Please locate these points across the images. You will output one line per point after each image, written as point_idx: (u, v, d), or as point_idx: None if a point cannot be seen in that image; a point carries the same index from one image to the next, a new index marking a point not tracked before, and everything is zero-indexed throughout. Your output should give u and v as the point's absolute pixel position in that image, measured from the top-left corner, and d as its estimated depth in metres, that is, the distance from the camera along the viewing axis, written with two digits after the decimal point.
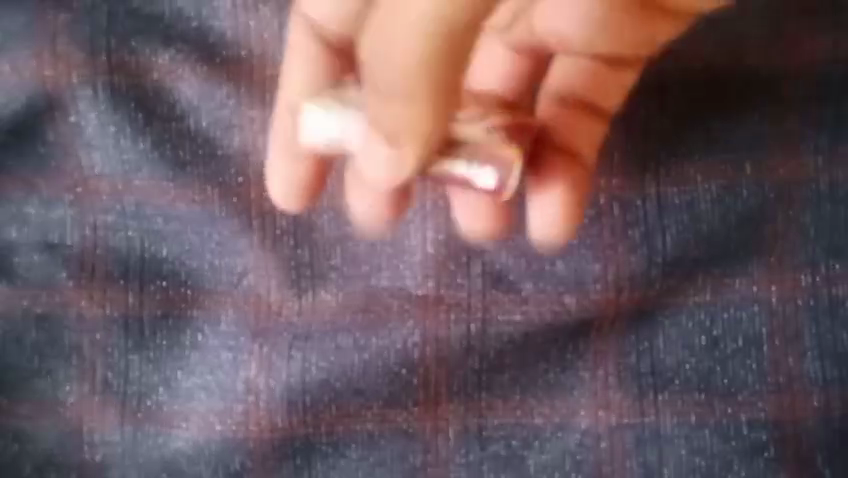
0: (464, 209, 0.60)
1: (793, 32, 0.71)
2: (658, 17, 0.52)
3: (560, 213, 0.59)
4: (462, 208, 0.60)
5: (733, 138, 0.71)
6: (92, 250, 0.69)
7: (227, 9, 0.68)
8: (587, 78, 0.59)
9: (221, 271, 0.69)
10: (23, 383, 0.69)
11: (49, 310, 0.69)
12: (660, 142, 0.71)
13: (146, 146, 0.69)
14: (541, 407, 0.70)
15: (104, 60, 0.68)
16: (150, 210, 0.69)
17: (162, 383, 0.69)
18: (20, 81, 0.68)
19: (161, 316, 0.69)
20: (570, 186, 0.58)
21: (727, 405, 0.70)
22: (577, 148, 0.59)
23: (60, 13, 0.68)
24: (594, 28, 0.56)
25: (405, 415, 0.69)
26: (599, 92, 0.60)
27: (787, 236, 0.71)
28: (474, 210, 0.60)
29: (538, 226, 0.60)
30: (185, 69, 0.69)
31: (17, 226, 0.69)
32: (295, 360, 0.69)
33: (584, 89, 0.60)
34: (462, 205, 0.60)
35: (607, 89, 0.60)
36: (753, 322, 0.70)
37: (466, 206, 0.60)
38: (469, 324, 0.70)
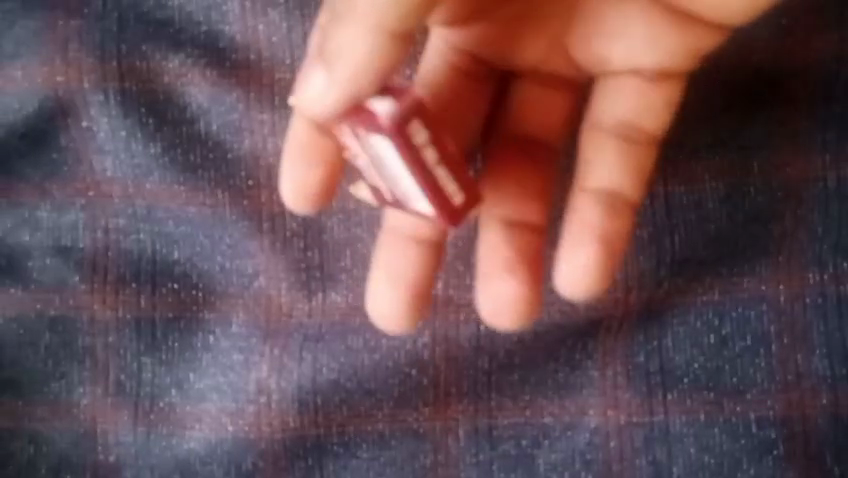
0: (487, 294, 0.60)
1: (801, 32, 0.70)
2: (692, 22, 0.57)
3: (597, 259, 0.58)
4: (489, 298, 0.60)
5: (742, 137, 0.71)
6: (104, 253, 0.70)
7: (236, 14, 0.69)
8: (630, 99, 0.59)
9: (232, 273, 0.70)
10: (37, 385, 0.70)
11: (62, 313, 0.70)
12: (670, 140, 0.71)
13: (158, 150, 0.69)
14: (550, 406, 0.70)
15: (114, 66, 0.69)
16: (161, 214, 0.70)
17: (174, 384, 0.70)
18: (31, 87, 0.69)
19: (173, 319, 0.70)
20: (606, 229, 0.58)
21: (736, 403, 0.70)
22: (627, 177, 0.59)
23: (71, 20, 0.69)
24: (628, 48, 0.58)
25: (416, 415, 0.70)
26: (644, 115, 0.59)
27: (795, 234, 0.71)
28: (498, 295, 0.60)
29: (567, 283, 0.59)
30: (195, 74, 0.69)
31: (29, 230, 0.69)
32: (306, 361, 0.70)
33: (628, 112, 0.59)
34: (486, 287, 0.60)
35: (655, 110, 0.59)
36: (761, 321, 0.71)
37: (492, 294, 0.60)
38: (478, 324, 0.70)
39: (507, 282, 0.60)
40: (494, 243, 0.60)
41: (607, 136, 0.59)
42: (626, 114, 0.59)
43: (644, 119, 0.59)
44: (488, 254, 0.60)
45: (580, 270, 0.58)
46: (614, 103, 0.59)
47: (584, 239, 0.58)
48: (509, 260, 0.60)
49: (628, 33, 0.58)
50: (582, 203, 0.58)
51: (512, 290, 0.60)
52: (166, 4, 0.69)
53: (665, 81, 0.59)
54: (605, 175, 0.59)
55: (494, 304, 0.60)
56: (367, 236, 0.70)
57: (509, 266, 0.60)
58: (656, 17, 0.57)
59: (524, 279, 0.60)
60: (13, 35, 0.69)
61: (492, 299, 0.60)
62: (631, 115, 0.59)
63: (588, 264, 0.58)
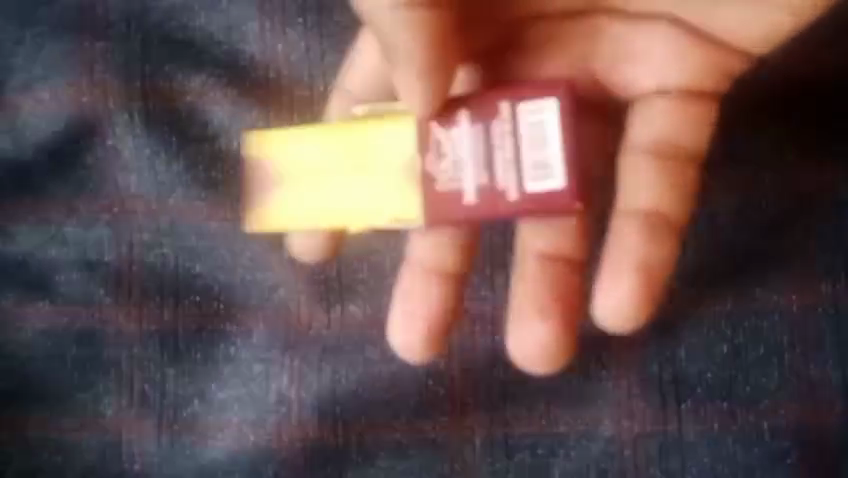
0: (521, 335, 0.64)
1: (810, 49, 0.72)
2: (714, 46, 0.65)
3: (634, 290, 0.61)
4: (526, 337, 0.64)
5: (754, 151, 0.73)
6: (128, 268, 0.71)
7: (254, 34, 0.71)
8: (664, 119, 0.64)
9: (252, 286, 0.72)
10: (62, 396, 0.71)
11: (88, 326, 0.71)
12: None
13: (177, 169, 0.71)
14: (566, 416, 0.71)
15: (139, 86, 0.71)
16: (184, 228, 0.72)
17: (197, 395, 0.71)
18: (59, 107, 0.71)
19: (196, 331, 0.71)
20: (648, 256, 0.61)
21: (749, 412, 0.71)
22: (660, 195, 0.62)
23: (97, 42, 0.71)
24: (656, 67, 0.65)
25: (433, 424, 0.71)
26: (680, 132, 0.63)
27: (807, 244, 0.72)
28: (533, 334, 0.63)
29: (609, 321, 0.62)
30: (218, 92, 0.71)
31: (56, 245, 0.71)
32: (325, 371, 0.71)
33: (663, 131, 0.64)
34: (522, 327, 0.64)
35: (693, 130, 0.64)
36: (773, 331, 0.71)
37: (530, 335, 0.63)
38: (494, 336, 0.72)
39: (540, 324, 0.63)
40: (534, 286, 0.63)
41: (645, 156, 0.63)
42: (666, 135, 0.63)
43: (685, 133, 0.63)
44: (527, 295, 0.64)
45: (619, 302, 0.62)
46: (648, 125, 0.64)
47: (624, 269, 0.61)
48: (546, 301, 0.63)
49: (653, 59, 0.65)
50: (624, 227, 0.62)
51: (543, 334, 0.63)
52: (188, 25, 0.72)
53: (699, 100, 0.64)
54: (648, 199, 0.62)
55: (531, 343, 0.63)
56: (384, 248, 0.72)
57: (544, 310, 0.63)
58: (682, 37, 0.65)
59: (560, 321, 0.63)
60: (41, 56, 0.71)
61: (528, 340, 0.64)
62: (668, 135, 0.63)
63: (630, 291, 0.61)
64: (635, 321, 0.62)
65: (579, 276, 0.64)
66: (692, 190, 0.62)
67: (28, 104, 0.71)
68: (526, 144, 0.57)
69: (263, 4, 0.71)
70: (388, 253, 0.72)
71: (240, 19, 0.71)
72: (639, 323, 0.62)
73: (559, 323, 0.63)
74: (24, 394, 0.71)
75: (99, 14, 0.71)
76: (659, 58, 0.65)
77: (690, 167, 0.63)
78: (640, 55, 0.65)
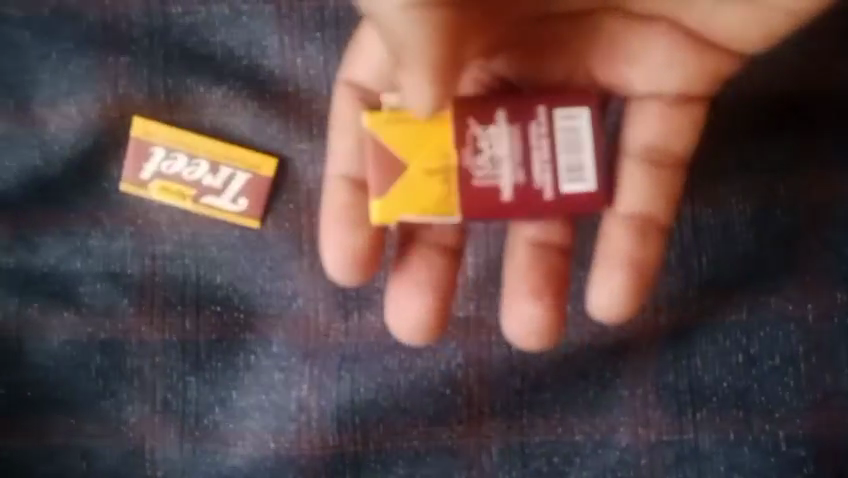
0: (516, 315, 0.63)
1: (816, 58, 0.73)
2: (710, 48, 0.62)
3: (621, 285, 0.62)
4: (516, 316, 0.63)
5: (768, 161, 0.73)
6: (151, 279, 0.73)
7: (275, 48, 0.72)
8: (655, 121, 0.63)
9: (272, 295, 0.73)
10: (87, 404, 0.72)
11: (112, 335, 0.73)
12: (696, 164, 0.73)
13: (204, 169, 0.73)
14: (582, 424, 0.72)
15: (163, 100, 0.72)
16: (205, 239, 0.73)
17: (218, 402, 0.73)
18: (85, 121, 0.72)
19: (217, 340, 0.73)
20: (644, 251, 0.62)
21: (765, 421, 0.71)
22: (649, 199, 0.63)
23: (121, 56, 0.72)
24: (653, 66, 0.62)
25: (450, 433, 0.72)
26: (671, 137, 0.63)
27: (822, 254, 0.72)
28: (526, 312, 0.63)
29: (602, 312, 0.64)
30: (238, 106, 0.72)
31: (81, 257, 0.73)
32: (344, 380, 0.72)
33: (656, 135, 0.63)
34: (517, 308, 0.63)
35: (682, 134, 0.63)
36: (789, 340, 0.72)
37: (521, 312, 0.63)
38: (510, 345, 0.72)
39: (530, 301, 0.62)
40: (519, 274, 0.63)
41: (636, 159, 0.63)
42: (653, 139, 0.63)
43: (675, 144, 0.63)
44: (514, 278, 0.63)
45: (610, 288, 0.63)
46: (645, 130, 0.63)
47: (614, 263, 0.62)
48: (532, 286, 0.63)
49: (652, 60, 0.62)
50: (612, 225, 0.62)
51: (536, 313, 0.63)
52: (209, 39, 0.72)
53: (688, 105, 0.63)
54: (638, 202, 0.62)
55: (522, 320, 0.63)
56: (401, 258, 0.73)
57: (536, 288, 0.63)
58: (676, 40, 0.62)
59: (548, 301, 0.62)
60: (67, 72, 0.72)
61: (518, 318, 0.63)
62: (664, 142, 0.63)
63: (621, 285, 0.62)
64: (626, 312, 0.63)
65: (563, 262, 0.64)
66: (674, 193, 0.63)
67: (54, 119, 0.72)
68: (564, 148, 0.58)
69: (283, 20, 0.72)
70: None
71: (260, 34, 0.72)
72: (626, 317, 0.63)
73: (550, 301, 0.62)
74: (49, 402, 0.72)
75: (122, 30, 0.72)
76: (658, 60, 0.62)
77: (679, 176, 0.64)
78: (641, 57, 0.62)
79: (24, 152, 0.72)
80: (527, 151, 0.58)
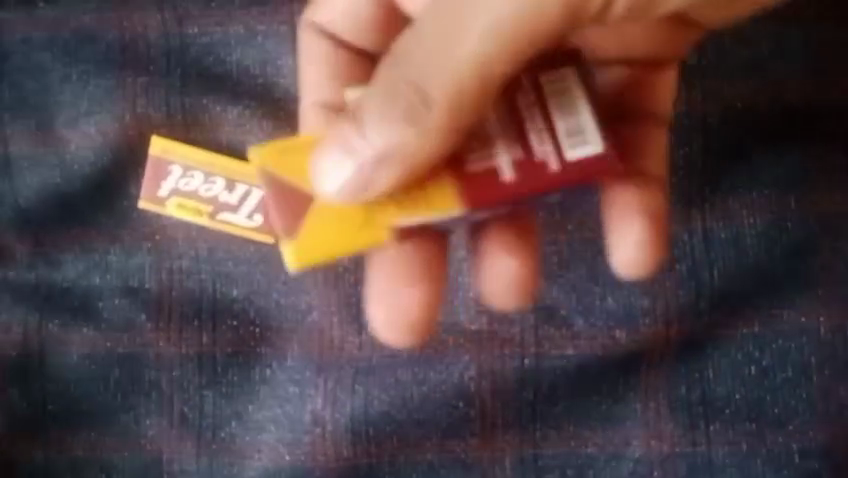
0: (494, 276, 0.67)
1: (808, 63, 0.74)
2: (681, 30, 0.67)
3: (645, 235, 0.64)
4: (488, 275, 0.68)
5: (775, 170, 0.73)
6: (168, 294, 0.74)
7: (289, 67, 0.74)
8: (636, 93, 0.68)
9: (286, 309, 0.74)
10: (107, 417, 0.74)
11: (130, 350, 0.74)
12: (702, 176, 0.74)
13: (220, 187, 0.73)
14: (595, 437, 0.72)
15: (180, 119, 0.74)
16: (221, 255, 0.74)
17: (234, 415, 0.74)
18: (104, 141, 0.74)
19: (233, 354, 0.74)
20: (649, 207, 0.64)
21: (778, 433, 0.72)
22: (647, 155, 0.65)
23: (139, 76, 0.74)
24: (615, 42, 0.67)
25: (463, 446, 0.72)
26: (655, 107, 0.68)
27: (834, 266, 0.73)
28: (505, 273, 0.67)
29: (627, 268, 0.65)
30: (254, 124, 0.74)
31: (100, 272, 0.74)
32: (358, 393, 0.73)
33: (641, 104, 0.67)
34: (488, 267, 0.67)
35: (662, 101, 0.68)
36: (802, 352, 0.72)
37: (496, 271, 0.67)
38: (522, 358, 0.73)
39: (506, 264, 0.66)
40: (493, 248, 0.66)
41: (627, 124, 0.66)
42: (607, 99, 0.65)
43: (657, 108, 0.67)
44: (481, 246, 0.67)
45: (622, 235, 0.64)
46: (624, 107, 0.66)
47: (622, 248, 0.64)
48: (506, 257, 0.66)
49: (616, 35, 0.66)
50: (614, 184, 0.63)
51: (511, 271, 0.67)
52: (225, 59, 0.74)
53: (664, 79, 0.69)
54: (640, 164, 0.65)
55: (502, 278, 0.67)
56: None
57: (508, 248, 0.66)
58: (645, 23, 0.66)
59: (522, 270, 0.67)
60: (87, 92, 0.74)
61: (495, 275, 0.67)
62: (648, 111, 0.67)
63: (640, 239, 0.64)
64: (651, 265, 0.64)
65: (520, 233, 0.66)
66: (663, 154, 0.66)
67: (75, 138, 0.74)
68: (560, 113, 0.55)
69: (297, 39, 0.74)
70: None
71: (275, 53, 0.74)
72: (656, 265, 0.64)
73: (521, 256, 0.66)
74: (69, 415, 0.74)
75: (140, 50, 0.74)
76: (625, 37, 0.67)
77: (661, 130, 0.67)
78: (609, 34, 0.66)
79: (45, 171, 0.74)
80: (521, 129, 0.55)
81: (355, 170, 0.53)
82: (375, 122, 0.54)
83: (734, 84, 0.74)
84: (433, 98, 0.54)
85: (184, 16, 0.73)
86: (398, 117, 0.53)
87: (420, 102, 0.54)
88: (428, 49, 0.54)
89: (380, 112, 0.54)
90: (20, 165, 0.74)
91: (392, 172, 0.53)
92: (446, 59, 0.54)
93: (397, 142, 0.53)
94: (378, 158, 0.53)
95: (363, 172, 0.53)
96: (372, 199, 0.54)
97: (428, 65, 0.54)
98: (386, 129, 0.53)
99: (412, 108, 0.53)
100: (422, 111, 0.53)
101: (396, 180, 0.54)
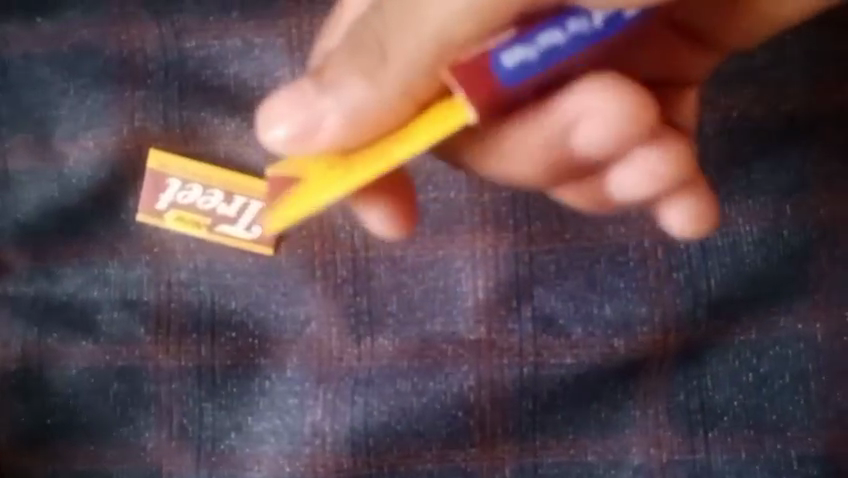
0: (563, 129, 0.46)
1: (805, 76, 0.73)
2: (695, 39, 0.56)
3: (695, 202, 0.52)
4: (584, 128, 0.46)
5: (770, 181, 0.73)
6: (167, 306, 0.74)
7: (286, 79, 0.73)
8: None
9: (286, 321, 0.74)
10: (108, 430, 0.74)
11: (130, 363, 0.74)
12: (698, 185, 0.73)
13: (219, 198, 0.74)
14: (594, 445, 0.73)
15: (178, 132, 0.74)
16: (220, 267, 0.74)
17: (234, 427, 0.74)
18: (102, 154, 0.74)
19: (232, 366, 0.74)
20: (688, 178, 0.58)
21: (776, 440, 0.72)
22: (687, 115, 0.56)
23: (136, 90, 0.74)
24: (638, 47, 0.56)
25: (463, 455, 0.73)
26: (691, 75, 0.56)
27: (832, 273, 0.73)
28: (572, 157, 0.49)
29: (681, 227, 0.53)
30: (251, 137, 0.74)
31: (99, 285, 0.74)
32: (358, 404, 0.73)
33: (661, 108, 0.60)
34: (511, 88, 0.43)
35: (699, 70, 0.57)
36: (800, 359, 0.72)
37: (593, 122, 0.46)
38: (522, 367, 0.73)
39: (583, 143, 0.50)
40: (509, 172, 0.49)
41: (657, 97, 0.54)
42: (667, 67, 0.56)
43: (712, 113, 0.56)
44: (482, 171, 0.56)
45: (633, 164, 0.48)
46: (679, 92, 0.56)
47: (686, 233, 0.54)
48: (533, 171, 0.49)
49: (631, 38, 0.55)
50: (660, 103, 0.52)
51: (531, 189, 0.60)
52: (222, 71, 0.74)
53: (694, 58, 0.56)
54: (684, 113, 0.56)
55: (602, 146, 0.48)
56: (412, 281, 0.74)
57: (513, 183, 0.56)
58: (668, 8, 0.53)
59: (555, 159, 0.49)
60: (86, 107, 0.74)
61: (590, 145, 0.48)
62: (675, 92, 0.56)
63: (697, 204, 0.52)
64: (707, 228, 0.53)
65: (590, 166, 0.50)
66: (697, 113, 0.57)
67: (73, 153, 0.74)
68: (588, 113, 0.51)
69: (295, 51, 0.73)
70: (416, 286, 0.73)
71: (272, 65, 0.73)
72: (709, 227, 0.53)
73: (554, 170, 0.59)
74: (69, 427, 0.74)
75: (138, 64, 0.74)
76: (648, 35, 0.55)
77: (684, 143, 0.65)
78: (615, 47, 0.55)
79: (44, 185, 0.74)
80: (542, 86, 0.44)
81: (300, 127, 0.46)
82: (332, 83, 0.47)
83: (732, 93, 0.74)
84: (392, 51, 0.45)
85: (181, 29, 0.73)
86: (354, 76, 0.46)
87: (377, 54, 0.45)
88: (399, 4, 0.45)
89: (342, 69, 0.47)
90: (20, 179, 0.75)
91: (336, 131, 0.45)
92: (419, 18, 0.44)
93: (352, 102, 0.45)
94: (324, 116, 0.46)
95: (306, 133, 0.46)
96: (317, 152, 0.47)
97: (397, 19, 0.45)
98: (338, 88, 0.46)
99: (368, 63, 0.46)
100: (377, 64, 0.45)
101: (344, 133, 0.45)
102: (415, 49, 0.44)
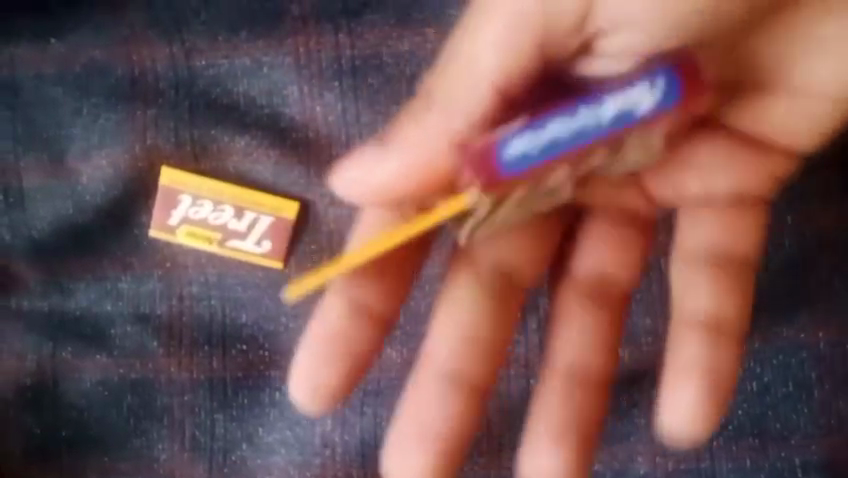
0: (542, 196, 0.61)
1: None
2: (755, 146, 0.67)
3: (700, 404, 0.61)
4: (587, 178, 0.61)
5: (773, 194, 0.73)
6: (179, 319, 0.75)
7: (295, 97, 0.75)
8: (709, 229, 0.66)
9: (295, 333, 0.75)
10: (121, 442, 0.75)
11: (142, 376, 0.75)
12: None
13: (229, 214, 0.75)
14: (601, 454, 0.74)
15: (189, 149, 0.75)
16: (231, 280, 0.76)
17: (245, 438, 0.75)
18: (114, 171, 0.75)
19: (243, 378, 0.75)
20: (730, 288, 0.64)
21: (781, 448, 0.73)
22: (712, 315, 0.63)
23: (148, 108, 0.75)
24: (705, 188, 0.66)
25: (470, 464, 0.74)
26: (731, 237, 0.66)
27: (832, 282, 0.74)
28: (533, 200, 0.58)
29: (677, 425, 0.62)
30: (261, 153, 0.75)
31: (112, 300, 0.76)
32: (367, 414, 0.74)
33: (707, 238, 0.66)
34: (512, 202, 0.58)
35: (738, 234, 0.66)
36: (802, 367, 0.73)
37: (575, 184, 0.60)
38: (528, 378, 0.74)
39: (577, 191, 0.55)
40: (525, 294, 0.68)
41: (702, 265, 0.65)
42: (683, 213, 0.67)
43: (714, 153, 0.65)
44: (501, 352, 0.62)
45: (414, 469, 0.60)
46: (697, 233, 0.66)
47: (686, 377, 0.62)
48: (467, 376, 0.61)
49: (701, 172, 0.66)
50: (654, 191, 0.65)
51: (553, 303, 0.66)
52: (232, 89, 0.75)
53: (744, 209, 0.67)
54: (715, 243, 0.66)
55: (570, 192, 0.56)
56: (418, 293, 0.74)
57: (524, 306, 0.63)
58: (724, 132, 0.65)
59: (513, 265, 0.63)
60: (98, 125, 0.76)
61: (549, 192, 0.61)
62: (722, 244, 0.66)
63: (695, 402, 0.62)
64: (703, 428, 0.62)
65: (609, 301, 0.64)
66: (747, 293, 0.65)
67: (86, 170, 0.76)
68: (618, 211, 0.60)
69: (302, 69, 0.75)
70: (422, 298, 0.74)
71: (281, 83, 0.75)
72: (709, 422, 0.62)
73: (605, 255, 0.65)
74: (83, 440, 0.75)
75: (149, 83, 0.75)
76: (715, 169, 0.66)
77: (748, 273, 0.65)
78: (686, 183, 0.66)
79: (57, 202, 0.76)
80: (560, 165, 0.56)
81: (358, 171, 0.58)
82: (404, 137, 0.58)
83: None
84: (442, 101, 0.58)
85: (191, 49, 0.75)
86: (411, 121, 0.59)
87: (429, 104, 0.59)
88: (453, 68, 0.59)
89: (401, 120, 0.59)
90: (33, 197, 0.76)
91: (415, 173, 0.57)
92: (466, 80, 0.58)
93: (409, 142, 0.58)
94: (406, 163, 0.57)
95: (388, 179, 0.57)
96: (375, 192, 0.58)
97: (447, 82, 0.59)
98: (412, 138, 0.57)
99: (422, 111, 0.59)
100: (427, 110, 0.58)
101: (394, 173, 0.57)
102: (472, 104, 0.58)
